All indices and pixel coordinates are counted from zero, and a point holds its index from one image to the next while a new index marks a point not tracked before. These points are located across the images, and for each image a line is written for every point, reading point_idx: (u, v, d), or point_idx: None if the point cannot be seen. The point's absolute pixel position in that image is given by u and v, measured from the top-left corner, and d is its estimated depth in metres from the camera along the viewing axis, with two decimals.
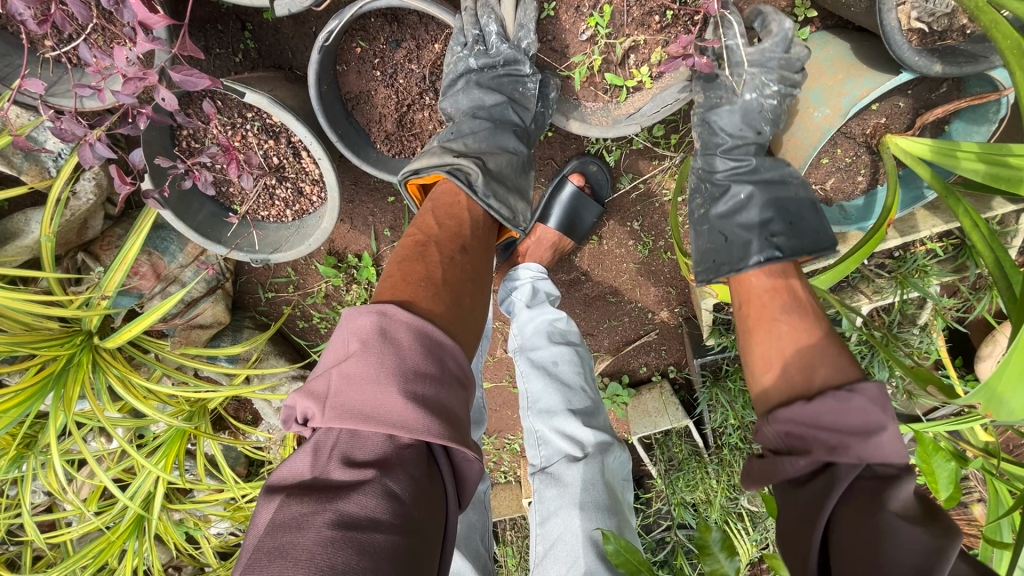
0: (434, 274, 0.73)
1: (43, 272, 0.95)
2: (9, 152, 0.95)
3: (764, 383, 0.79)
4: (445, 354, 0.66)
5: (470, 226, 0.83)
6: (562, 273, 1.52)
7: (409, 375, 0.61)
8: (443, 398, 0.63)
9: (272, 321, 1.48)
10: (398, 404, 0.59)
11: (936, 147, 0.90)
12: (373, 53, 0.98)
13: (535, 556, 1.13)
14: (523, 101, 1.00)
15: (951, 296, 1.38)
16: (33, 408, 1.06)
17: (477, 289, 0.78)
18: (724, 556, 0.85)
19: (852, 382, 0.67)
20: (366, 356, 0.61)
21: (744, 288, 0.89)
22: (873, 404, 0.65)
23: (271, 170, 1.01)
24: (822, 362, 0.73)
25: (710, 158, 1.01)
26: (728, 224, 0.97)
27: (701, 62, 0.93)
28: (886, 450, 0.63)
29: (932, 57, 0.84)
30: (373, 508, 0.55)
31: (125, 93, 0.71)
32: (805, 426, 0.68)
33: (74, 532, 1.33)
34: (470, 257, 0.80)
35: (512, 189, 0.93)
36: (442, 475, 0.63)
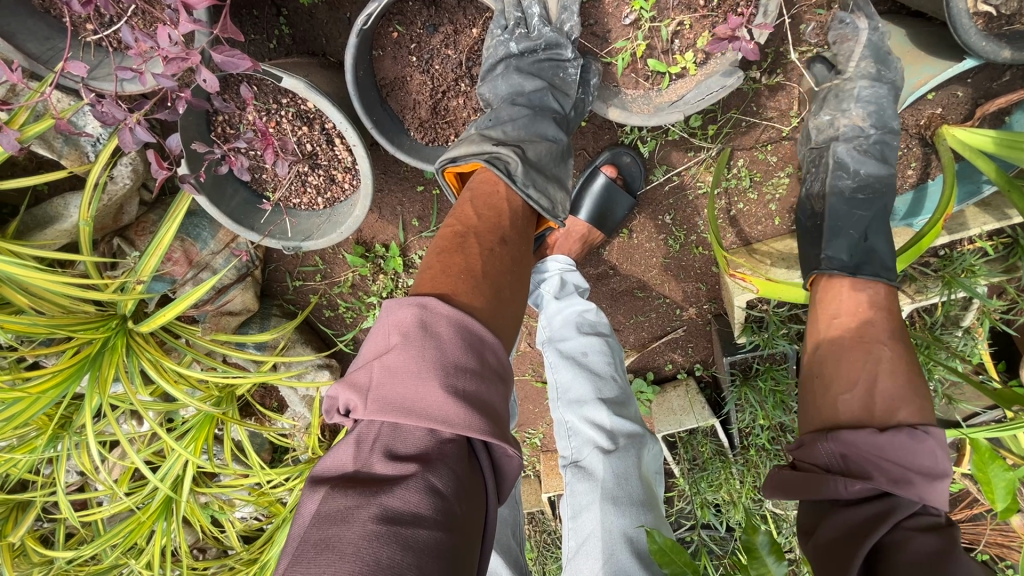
0: (475, 266, 0.71)
1: (82, 256, 0.96)
2: (50, 136, 0.95)
3: (840, 400, 0.82)
4: (485, 349, 0.65)
5: (510, 216, 0.81)
6: (590, 267, 1.50)
7: (451, 368, 0.60)
8: (484, 393, 0.61)
9: (299, 309, 1.48)
10: (440, 400, 0.58)
11: (999, 140, 0.87)
12: (409, 38, 0.97)
13: (567, 549, 1.12)
14: (564, 89, 0.98)
15: (998, 298, 1.32)
16: (70, 389, 1.08)
17: (517, 281, 0.76)
18: (766, 560, 0.82)
19: (925, 424, 0.75)
20: (409, 348, 0.60)
21: (844, 304, 0.90)
22: (940, 448, 0.72)
23: (305, 157, 1.01)
24: (916, 398, 0.78)
25: (864, 145, 0.99)
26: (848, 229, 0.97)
27: (748, 48, 0.91)
28: (940, 495, 0.70)
29: (1000, 42, 0.79)
30: (416, 503, 0.54)
31: (167, 74, 0.70)
32: (864, 452, 0.74)
33: (104, 512, 1.36)
34: (509, 249, 0.78)
35: (550, 178, 0.91)
36: (481, 469, 0.62)
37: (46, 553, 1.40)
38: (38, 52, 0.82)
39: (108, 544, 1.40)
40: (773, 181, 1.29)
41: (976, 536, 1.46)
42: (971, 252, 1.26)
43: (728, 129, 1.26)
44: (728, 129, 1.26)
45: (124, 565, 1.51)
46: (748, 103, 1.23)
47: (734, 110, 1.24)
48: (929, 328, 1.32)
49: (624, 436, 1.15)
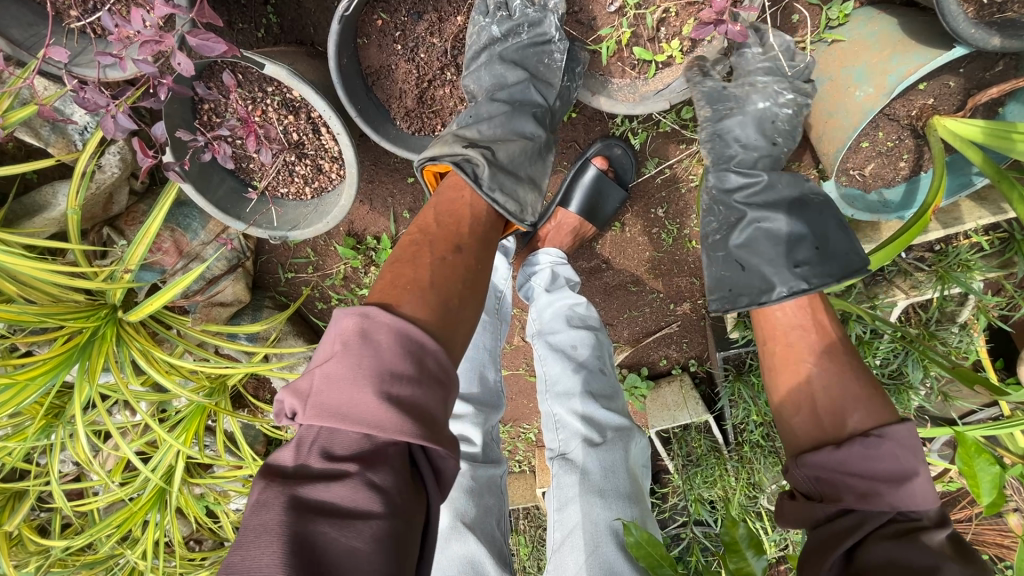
0: (423, 276, 0.71)
1: (70, 244, 0.97)
2: (36, 124, 0.95)
3: (793, 421, 0.82)
4: (428, 355, 0.64)
5: (470, 222, 0.81)
6: (582, 261, 1.49)
7: (385, 375, 0.59)
8: (422, 399, 0.61)
9: (292, 301, 1.48)
10: (373, 406, 0.57)
11: (989, 130, 0.87)
12: (394, 25, 0.96)
13: (552, 542, 1.11)
14: (549, 80, 0.98)
15: (995, 294, 1.31)
16: (58, 377, 1.08)
17: (471, 286, 0.75)
18: (750, 553, 0.82)
19: (878, 426, 0.73)
20: (345, 356, 0.60)
21: (767, 325, 0.91)
22: (903, 447, 0.71)
23: (291, 147, 1.01)
24: (858, 404, 0.77)
25: (721, 175, 0.99)
26: (746, 251, 0.95)
27: (734, 30, 0.89)
28: (916, 496, 0.68)
29: (990, 30, 0.78)
30: (354, 497, 0.55)
31: (143, 57, 0.70)
32: (832, 471, 0.73)
33: (97, 502, 1.37)
34: (467, 254, 0.77)
35: (522, 180, 0.91)
36: (422, 475, 0.62)
37: (41, 542, 1.41)
38: (21, 37, 0.82)
39: (102, 533, 1.41)
40: None
41: (974, 534, 1.45)
42: (966, 247, 1.24)
43: None
44: None
45: (120, 554, 1.52)
46: None
47: None
48: (924, 324, 1.31)
49: (611, 429, 1.15)
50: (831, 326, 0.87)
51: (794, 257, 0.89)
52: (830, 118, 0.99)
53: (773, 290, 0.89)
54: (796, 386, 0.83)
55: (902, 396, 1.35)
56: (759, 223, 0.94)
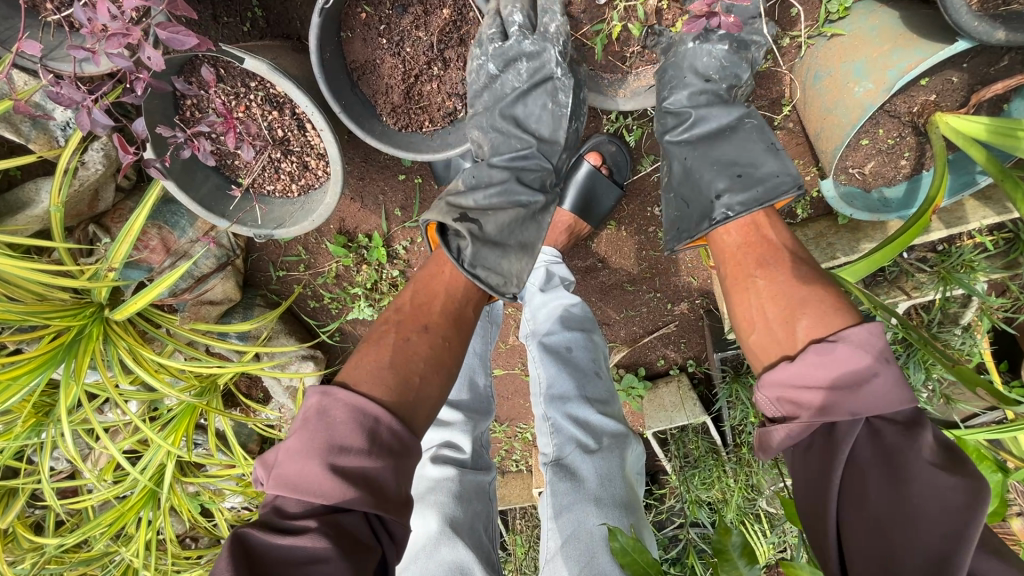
0: (384, 358, 0.76)
1: (53, 242, 0.95)
2: (16, 119, 0.94)
3: (751, 342, 0.79)
4: (381, 428, 0.69)
5: (441, 299, 0.86)
6: (577, 260, 1.47)
7: (335, 448, 0.65)
8: (371, 468, 0.66)
9: (284, 298, 1.47)
10: (319, 477, 0.63)
11: (993, 127, 0.84)
12: (379, 18, 0.94)
13: (545, 550, 1.09)
14: (550, 134, 1.02)
15: (1000, 295, 1.28)
16: (43, 376, 1.07)
17: (434, 365, 0.80)
18: (742, 561, 0.79)
19: (833, 332, 0.69)
20: (301, 431, 0.67)
21: (719, 248, 0.89)
22: (859, 348, 0.66)
23: (276, 143, 0.99)
24: (807, 308, 0.73)
25: (661, 120, 1.00)
26: (685, 186, 0.96)
27: (728, 21, 0.87)
28: (880, 396, 0.64)
29: (995, 23, 0.74)
30: (313, 543, 0.60)
31: (112, 51, 0.68)
32: (792, 387, 0.70)
33: (88, 501, 1.36)
34: (431, 332, 0.83)
35: (509, 250, 0.94)
36: (377, 535, 0.67)
37: (34, 540, 1.40)
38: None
39: (94, 532, 1.40)
40: None
41: None
42: (970, 247, 1.21)
43: None
44: None
45: (114, 552, 1.52)
46: None
47: None
48: (926, 325, 1.28)
49: (607, 436, 1.14)
50: (775, 240, 0.84)
51: (721, 183, 0.91)
52: (829, 114, 0.96)
53: (708, 219, 0.91)
54: (743, 300, 0.81)
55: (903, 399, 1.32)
56: (693, 159, 0.95)
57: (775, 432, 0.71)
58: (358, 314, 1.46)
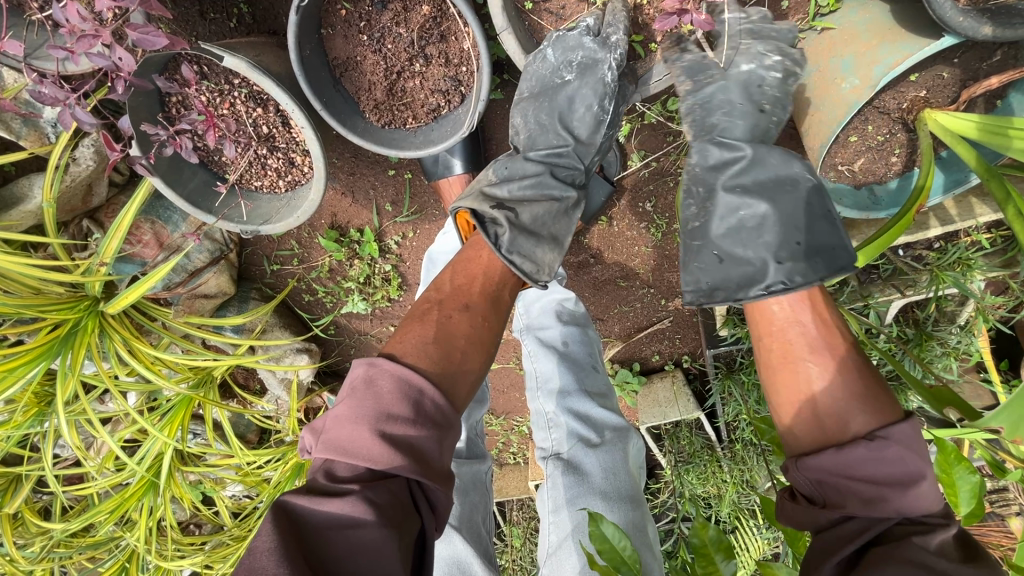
0: (429, 331, 0.80)
1: (45, 237, 0.97)
2: (7, 117, 0.95)
3: (795, 428, 0.78)
4: (424, 398, 0.72)
5: (480, 282, 0.91)
6: (570, 255, 1.46)
7: (383, 416, 0.68)
8: (416, 438, 0.69)
9: (278, 292, 1.48)
10: (368, 442, 0.66)
11: (983, 125, 0.84)
12: (359, 15, 0.94)
13: (546, 545, 1.09)
14: (586, 135, 1.06)
15: (1000, 293, 1.25)
16: (40, 367, 1.09)
17: (474, 350, 0.83)
18: (719, 558, 0.79)
19: (883, 428, 0.70)
20: (350, 400, 0.70)
21: (762, 322, 0.87)
22: (908, 448, 0.68)
23: (261, 140, 0.99)
24: (863, 407, 0.73)
25: (703, 150, 0.96)
26: (731, 241, 0.92)
27: (699, 19, 0.89)
28: (924, 500, 0.66)
29: (981, 18, 0.76)
30: (354, 508, 0.63)
31: (82, 52, 0.70)
32: (833, 475, 0.70)
33: (91, 488, 1.39)
34: (473, 312, 0.86)
35: (543, 240, 0.98)
36: (418, 507, 0.69)
37: (41, 525, 1.45)
38: None
39: (98, 518, 1.43)
40: None
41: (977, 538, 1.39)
42: (966, 245, 1.19)
43: None
44: None
45: (120, 537, 1.55)
46: None
47: None
48: (922, 324, 1.27)
49: (608, 429, 1.15)
50: (828, 320, 0.84)
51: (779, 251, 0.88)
52: (815, 110, 1.00)
53: (753, 287, 0.87)
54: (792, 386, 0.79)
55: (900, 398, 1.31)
56: (739, 212, 0.92)
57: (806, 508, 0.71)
58: (351, 308, 1.47)
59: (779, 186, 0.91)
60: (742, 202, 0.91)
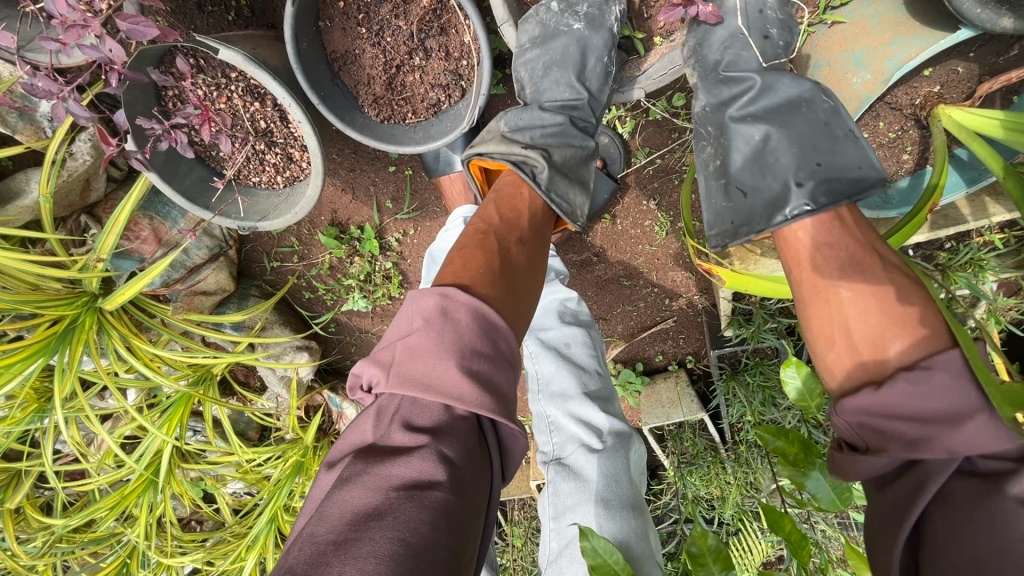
0: (492, 260, 0.77)
1: (40, 232, 0.96)
2: (3, 111, 0.94)
3: (828, 359, 0.74)
4: (499, 336, 0.71)
5: (529, 216, 0.88)
6: (572, 254, 1.44)
7: (466, 352, 0.66)
8: (496, 376, 0.68)
9: (278, 289, 1.47)
10: (455, 380, 0.64)
11: (1006, 122, 0.79)
12: (358, 8, 0.92)
13: (547, 552, 1.06)
14: (597, 89, 1.03)
15: (1012, 295, 1.22)
16: (37, 364, 1.08)
17: (531, 276, 0.81)
18: (717, 568, 0.78)
19: (928, 357, 0.63)
20: (428, 332, 0.66)
21: (791, 251, 0.82)
22: (960, 378, 0.60)
23: (259, 135, 0.98)
24: (900, 329, 0.67)
25: (716, 88, 0.94)
26: (751, 170, 0.90)
27: (705, 10, 0.92)
28: (980, 433, 0.57)
29: (1000, 9, 0.75)
30: (428, 465, 0.61)
31: (69, 42, 0.69)
32: (876, 416, 0.64)
33: (90, 484, 1.38)
34: (527, 247, 0.84)
35: (574, 183, 0.98)
36: (491, 458, 0.68)
37: (41, 520, 1.44)
38: None
39: (98, 513, 1.42)
40: None
41: None
42: (978, 246, 1.16)
43: None
44: None
45: (121, 533, 1.54)
46: None
47: None
48: None
49: (611, 434, 1.12)
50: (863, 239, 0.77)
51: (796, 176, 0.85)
52: None
53: (776, 215, 0.84)
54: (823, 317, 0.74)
55: None
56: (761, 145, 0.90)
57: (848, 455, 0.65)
58: (352, 306, 1.46)
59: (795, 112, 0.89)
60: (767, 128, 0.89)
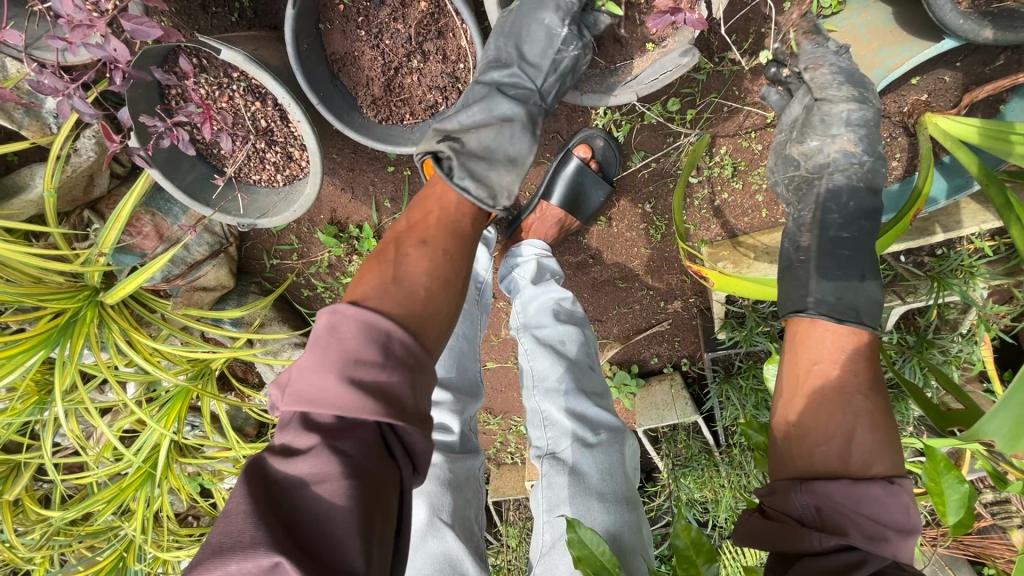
0: (389, 271, 0.74)
1: (45, 226, 0.97)
2: (9, 107, 0.97)
3: (817, 453, 0.74)
4: (391, 340, 0.66)
5: (438, 216, 0.83)
6: (569, 255, 1.46)
7: (350, 360, 0.62)
8: (387, 380, 0.63)
9: (277, 287, 1.49)
10: (336, 389, 0.60)
11: (985, 130, 0.82)
12: (357, 10, 0.94)
13: (540, 544, 1.07)
14: (535, 58, 0.93)
15: (1003, 302, 1.23)
16: (39, 356, 1.10)
17: (434, 276, 0.76)
18: (700, 561, 0.74)
19: (896, 476, 0.71)
20: (313, 349, 0.64)
21: (825, 346, 0.82)
22: (912, 499, 0.70)
23: (259, 133, 1.00)
24: (890, 451, 0.73)
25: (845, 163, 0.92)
26: (829, 248, 0.89)
27: (694, 17, 0.88)
28: (911, 551, 0.68)
29: (983, 21, 0.77)
30: (323, 461, 0.57)
31: (76, 42, 0.71)
32: (838, 504, 0.69)
33: (89, 477, 1.40)
34: (434, 245, 0.79)
35: (495, 164, 0.91)
36: (395, 456, 0.63)
37: (40, 512, 1.46)
38: None
39: (96, 506, 1.43)
40: (758, 170, 1.23)
41: (979, 550, 1.37)
42: (969, 253, 1.17)
43: (709, 114, 1.20)
44: (709, 114, 1.20)
45: (119, 527, 1.56)
46: (731, 87, 1.17)
47: (715, 94, 1.18)
48: (922, 331, 1.25)
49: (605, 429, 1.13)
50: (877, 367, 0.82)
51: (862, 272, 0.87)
52: None
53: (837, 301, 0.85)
54: (837, 414, 0.74)
55: (900, 405, 1.29)
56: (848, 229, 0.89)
57: (800, 526, 0.69)
58: None
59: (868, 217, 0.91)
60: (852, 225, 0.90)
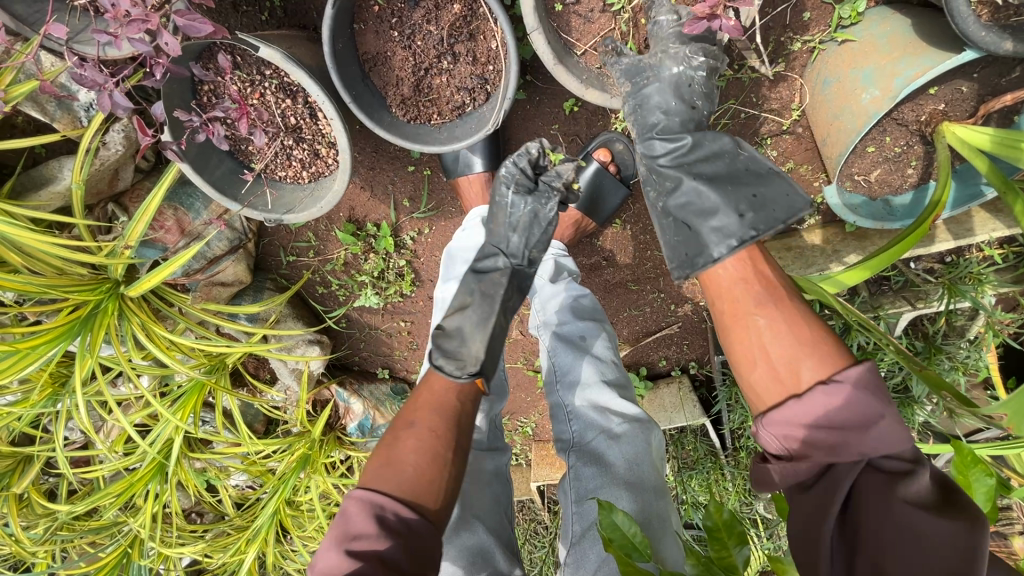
0: (385, 450, 0.84)
1: (74, 218, 0.99)
2: (43, 99, 0.99)
3: (753, 381, 0.79)
4: (386, 512, 0.76)
5: (426, 395, 0.89)
6: (583, 257, 1.48)
7: (348, 538, 0.74)
8: (380, 548, 0.72)
9: (292, 283, 1.50)
10: (337, 562, 0.72)
11: (998, 138, 0.85)
12: (391, 11, 0.97)
13: (569, 534, 1.07)
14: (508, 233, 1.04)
15: (1009, 310, 1.26)
16: (61, 347, 1.10)
17: (420, 448, 0.82)
18: (732, 543, 0.71)
19: (834, 373, 0.71)
20: (331, 527, 0.77)
21: (713, 287, 0.87)
22: (864, 389, 0.69)
23: (288, 130, 1.02)
24: (807, 355, 0.75)
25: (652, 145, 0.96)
26: (687, 212, 0.90)
27: (729, 25, 0.89)
28: (886, 437, 0.67)
29: (1003, 34, 0.79)
30: None
31: (128, 36, 0.73)
32: (798, 425, 0.72)
33: (99, 470, 1.40)
34: (421, 423, 0.85)
35: (464, 334, 0.94)
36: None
37: (48, 505, 1.45)
38: (26, 13, 0.84)
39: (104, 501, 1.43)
40: None
41: None
42: (978, 261, 1.21)
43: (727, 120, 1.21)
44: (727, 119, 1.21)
45: (124, 523, 1.54)
46: (749, 94, 1.19)
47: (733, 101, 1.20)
48: (930, 337, 1.28)
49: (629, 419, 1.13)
50: (772, 273, 0.83)
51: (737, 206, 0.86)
52: (836, 119, 1.05)
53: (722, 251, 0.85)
54: (745, 342, 0.80)
55: (907, 412, 1.31)
56: (690, 194, 0.90)
57: (774, 465, 0.74)
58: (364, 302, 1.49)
59: (720, 154, 0.91)
60: (704, 169, 0.90)
